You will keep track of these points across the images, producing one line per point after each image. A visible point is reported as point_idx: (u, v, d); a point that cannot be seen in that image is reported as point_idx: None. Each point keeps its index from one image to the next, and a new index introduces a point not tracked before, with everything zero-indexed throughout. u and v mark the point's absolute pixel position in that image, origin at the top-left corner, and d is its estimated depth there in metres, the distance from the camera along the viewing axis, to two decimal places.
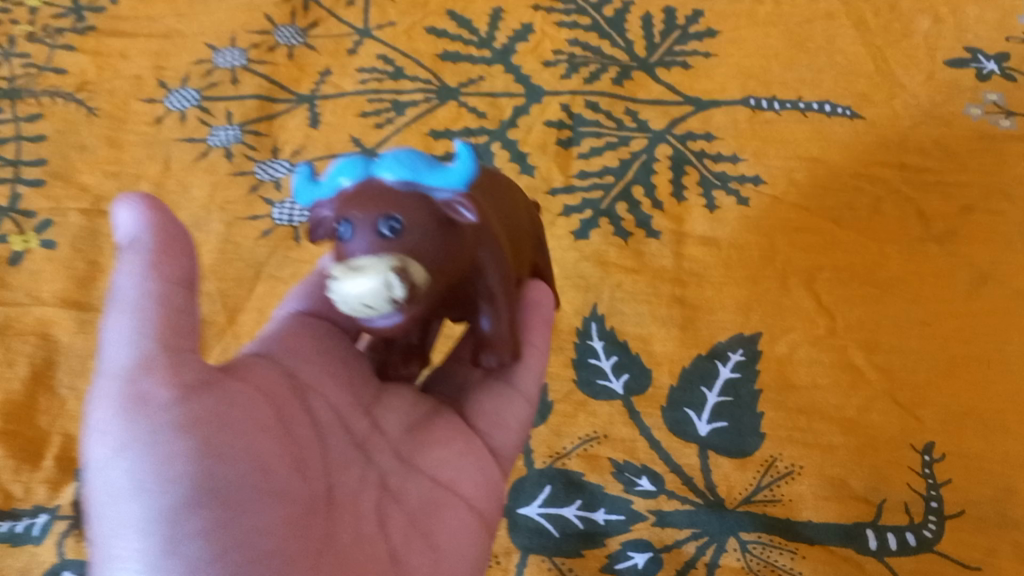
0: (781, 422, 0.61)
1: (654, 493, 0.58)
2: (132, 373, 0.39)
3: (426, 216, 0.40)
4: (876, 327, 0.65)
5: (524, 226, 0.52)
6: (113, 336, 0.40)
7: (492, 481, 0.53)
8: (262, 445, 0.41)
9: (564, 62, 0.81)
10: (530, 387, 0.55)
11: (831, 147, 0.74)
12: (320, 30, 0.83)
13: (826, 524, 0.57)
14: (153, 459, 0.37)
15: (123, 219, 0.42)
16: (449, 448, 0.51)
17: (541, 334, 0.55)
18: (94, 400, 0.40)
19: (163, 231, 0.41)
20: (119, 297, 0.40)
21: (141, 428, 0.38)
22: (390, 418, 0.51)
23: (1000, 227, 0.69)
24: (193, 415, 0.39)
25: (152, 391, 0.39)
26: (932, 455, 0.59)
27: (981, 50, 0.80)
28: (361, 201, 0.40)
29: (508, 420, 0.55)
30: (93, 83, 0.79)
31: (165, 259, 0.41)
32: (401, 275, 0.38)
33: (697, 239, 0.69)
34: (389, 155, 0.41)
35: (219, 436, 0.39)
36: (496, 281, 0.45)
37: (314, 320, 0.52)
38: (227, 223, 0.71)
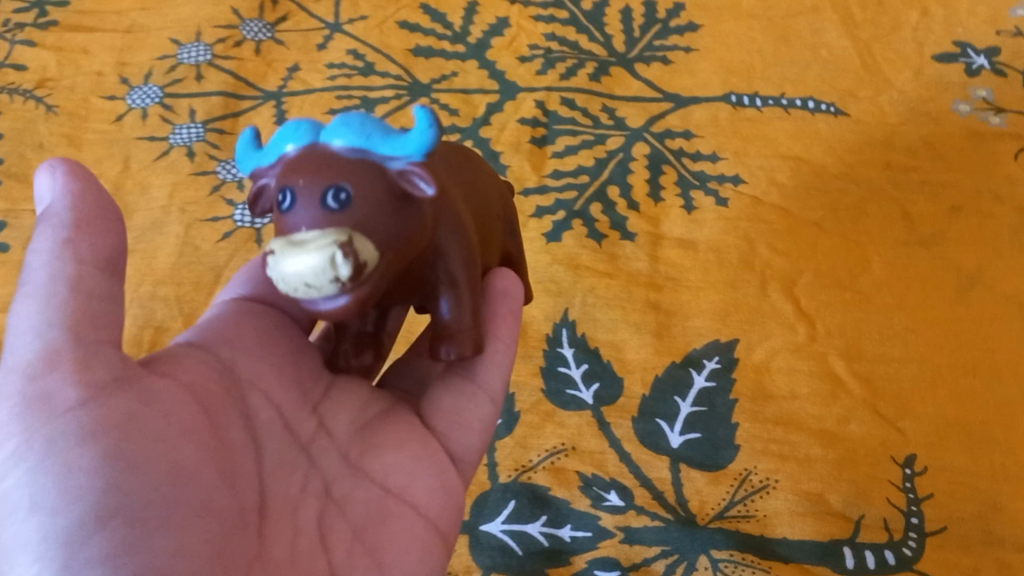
0: (756, 434, 0.58)
1: (622, 509, 0.56)
2: (35, 367, 0.35)
3: (378, 187, 0.36)
4: (857, 334, 0.63)
5: (492, 209, 0.48)
6: (18, 324, 0.37)
7: (451, 490, 0.47)
8: (184, 451, 0.37)
9: (540, 57, 0.80)
10: (495, 383, 0.50)
11: (815, 146, 0.73)
12: (290, 23, 0.83)
13: (802, 542, 0.54)
14: (50, 468, 0.33)
15: (45, 190, 0.40)
16: (401, 451, 0.46)
17: (509, 324, 0.50)
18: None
19: (83, 205, 0.39)
20: (29, 281, 0.37)
21: (42, 432, 0.34)
22: (339, 417, 0.46)
23: (988, 229, 0.68)
24: (102, 419, 0.35)
25: (58, 390, 0.35)
26: (913, 468, 0.57)
27: (970, 44, 0.79)
28: (304, 168, 0.36)
29: (470, 420, 0.49)
30: (53, 79, 0.78)
31: (82, 236, 0.38)
32: (346, 250, 0.34)
33: (674, 241, 0.67)
34: (339, 119, 0.38)
35: (131, 443, 0.35)
36: (458, 266, 0.41)
37: (259, 307, 0.48)
38: (187, 225, 0.69)
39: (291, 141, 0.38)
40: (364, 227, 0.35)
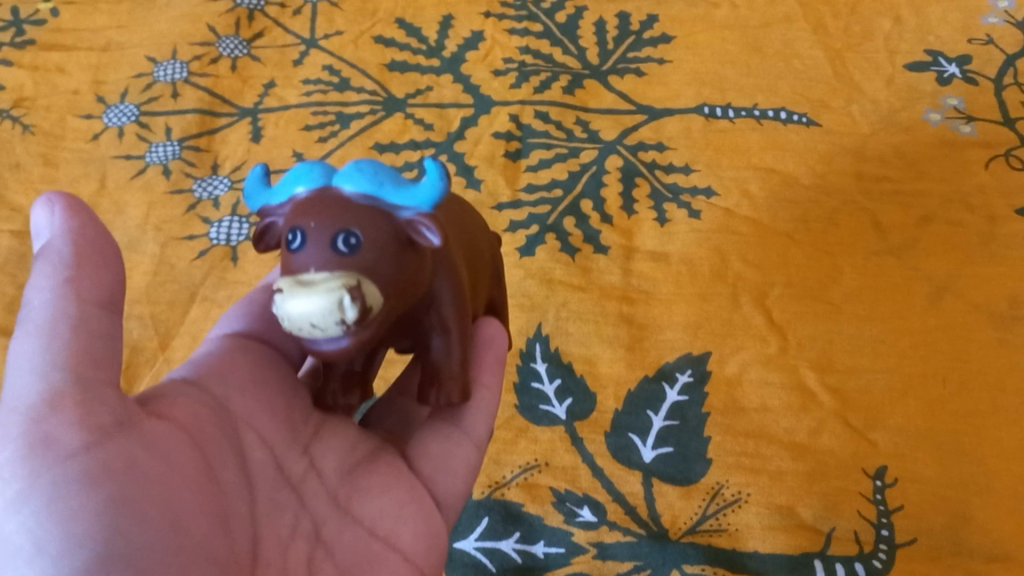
0: (728, 447, 0.59)
1: (595, 524, 0.57)
2: (36, 410, 0.34)
3: (386, 233, 0.36)
4: (828, 344, 0.63)
5: (484, 256, 0.48)
6: (17, 363, 0.35)
7: (436, 533, 0.47)
8: (184, 497, 0.37)
9: (515, 70, 0.81)
10: (479, 430, 0.51)
11: (787, 156, 0.74)
12: (265, 39, 0.84)
13: (772, 555, 0.55)
14: (53, 514, 0.33)
15: (43, 223, 0.39)
16: (389, 494, 0.46)
17: (494, 370, 0.51)
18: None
19: (83, 241, 0.38)
20: (29, 318, 0.36)
21: (45, 476, 0.33)
22: (329, 458, 0.46)
23: (959, 237, 0.68)
24: (105, 463, 0.34)
25: (61, 435, 0.34)
26: (884, 480, 0.57)
27: (942, 53, 0.80)
28: (314, 211, 0.36)
29: (457, 463, 0.49)
30: (29, 99, 0.80)
31: (82, 275, 0.37)
32: (354, 293, 0.34)
33: (647, 254, 0.69)
34: (352, 166, 0.38)
35: (134, 488, 0.35)
36: (451, 313, 0.41)
37: (252, 344, 0.48)
38: (162, 245, 0.70)
39: (302, 183, 0.38)
40: (370, 272, 0.35)
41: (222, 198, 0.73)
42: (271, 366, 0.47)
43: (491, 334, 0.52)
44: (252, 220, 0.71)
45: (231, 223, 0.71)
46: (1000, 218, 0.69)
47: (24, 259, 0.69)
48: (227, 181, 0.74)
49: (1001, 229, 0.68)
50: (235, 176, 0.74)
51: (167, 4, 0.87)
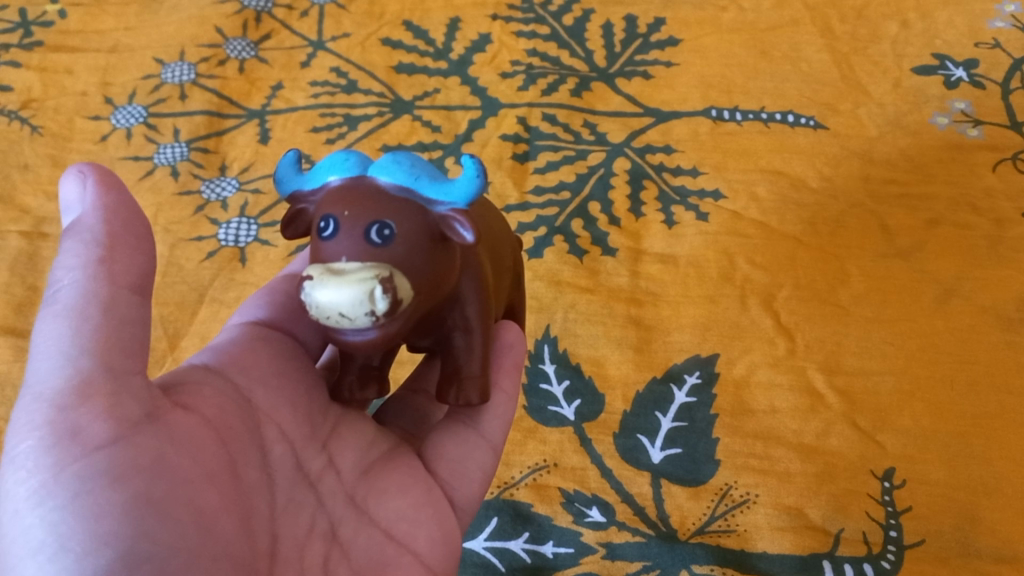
0: (736, 448, 0.59)
1: (603, 525, 0.57)
2: (65, 398, 0.34)
3: (419, 227, 0.37)
4: (837, 347, 0.63)
5: (507, 260, 0.49)
6: (43, 347, 0.36)
7: (451, 537, 0.47)
8: (210, 495, 0.37)
9: (522, 73, 0.82)
10: (495, 435, 0.51)
11: (794, 159, 0.74)
12: (273, 41, 0.85)
13: (782, 556, 0.55)
14: (77, 509, 0.33)
15: (75, 199, 0.39)
16: (407, 496, 0.46)
17: (512, 376, 0.52)
18: (12, 424, 0.35)
19: (115, 220, 0.38)
20: (57, 300, 0.36)
21: (71, 469, 0.33)
22: (347, 456, 0.46)
23: (966, 239, 0.68)
24: (131, 457, 0.35)
25: (89, 424, 0.34)
26: (892, 481, 0.57)
27: (948, 57, 0.80)
28: (350, 201, 0.37)
29: (473, 467, 0.50)
30: (37, 100, 0.80)
31: (114, 256, 0.37)
32: (387, 286, 0.34)
33: (655, 256, 0.69)
34: (389, 158, 0.38)
35: (160, 486, 0.35)
36: (473, 312, 0.42)
37: (273, 334, 0.48)
38: (171, 245, 0.70)
39: (335, 173, 0.38)
40: (403, 266, 0.36)
41: (231, 199, 0.73)
42: (293, 357, 0.47)
43: (511, 336, 0.52)
44: (260, 222, 0.71)
45: (240, 224, 0.71)
46: (1006, 221, 0.69)
47: (32, 260, 0.69)
48: (235, 182, 0.74)
49: (1008, 232, 0.68)
50: (243, 178, 0.74)
51: (176, 7, 0.88)
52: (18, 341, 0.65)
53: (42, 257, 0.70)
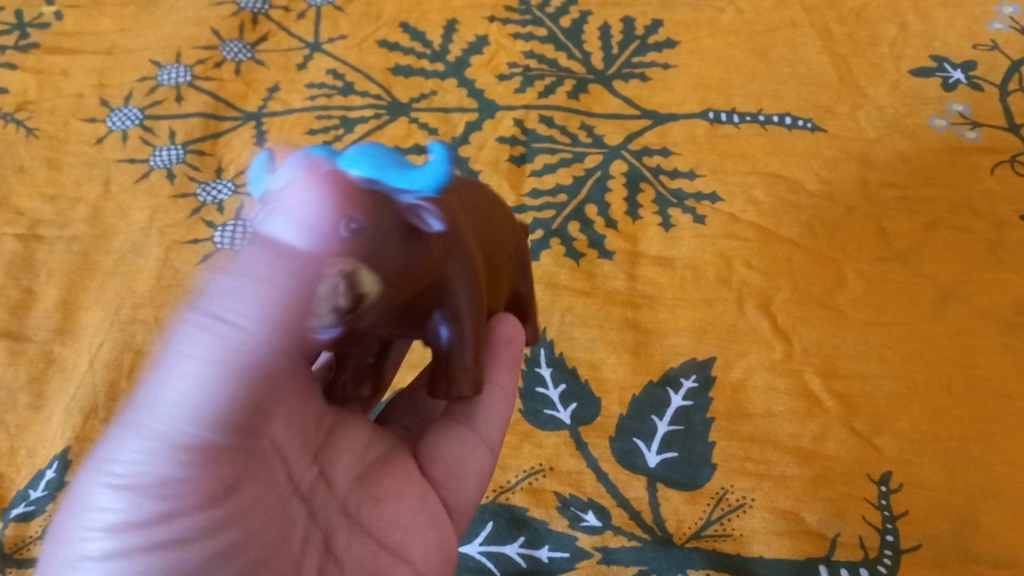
0: (733, 452, 0.59)
1: (599, 529, 0.57)
2: (191, 442, 0.36)
3: (386, 218, 0.36)
4: (833, 350, 0.63)
5: (505, 248, 0.47)
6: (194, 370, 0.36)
7: (447, 542, 0.47)
8: (273, 545, 0.40)
9: (519, 75, 0.82)
10: (491, 434, 0.51)
11: (791, 161, 0.74)
12: (270, 43, 0.85)
13: (778, 560, 0.55)
14: (167, 552, 0.34)
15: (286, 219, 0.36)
16: (401, 503, 0.46)
17: (506, 371, 0.51)
18: (125, 428, 0.36)
19: None
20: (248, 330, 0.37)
21: (172, 514, 0.35)
22: (340, 463, 0.46)
23: (965, 243, 0.68)
24: (225, 509, 0.37)
25: (206, 474, 0.36)
26: (889, 485, 0.57)
27: (947, 59, 0.80)
28: (313, 194, 0.36)
29: (468, 467, 0.49)
30: (32, 102, 0.80)
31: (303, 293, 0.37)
32: (350, 280, 0.35)
33: (651, 259, 0.69)
34: (355, 151, 0.38)
35: (236, 537, 0.38)
36: (465, 304, 0.41)
37: None
38: (166, 248, 0.70)
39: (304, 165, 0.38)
40: (374, 259, 0.36)
41: (227, 202, 0.73)
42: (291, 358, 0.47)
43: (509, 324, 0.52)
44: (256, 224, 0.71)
45: (235, 227, 0.71)
46: (1005, 224, 0.69)
47: (28, 263, 0.70)
48: (230, 184, 0.74)
49: (1007, 235, 0.68)
50: (239, 180, 0.74)
51: (173, 8, 0.88)
52: (13, 345, 0.66)
53: (37, 260, 0.70)
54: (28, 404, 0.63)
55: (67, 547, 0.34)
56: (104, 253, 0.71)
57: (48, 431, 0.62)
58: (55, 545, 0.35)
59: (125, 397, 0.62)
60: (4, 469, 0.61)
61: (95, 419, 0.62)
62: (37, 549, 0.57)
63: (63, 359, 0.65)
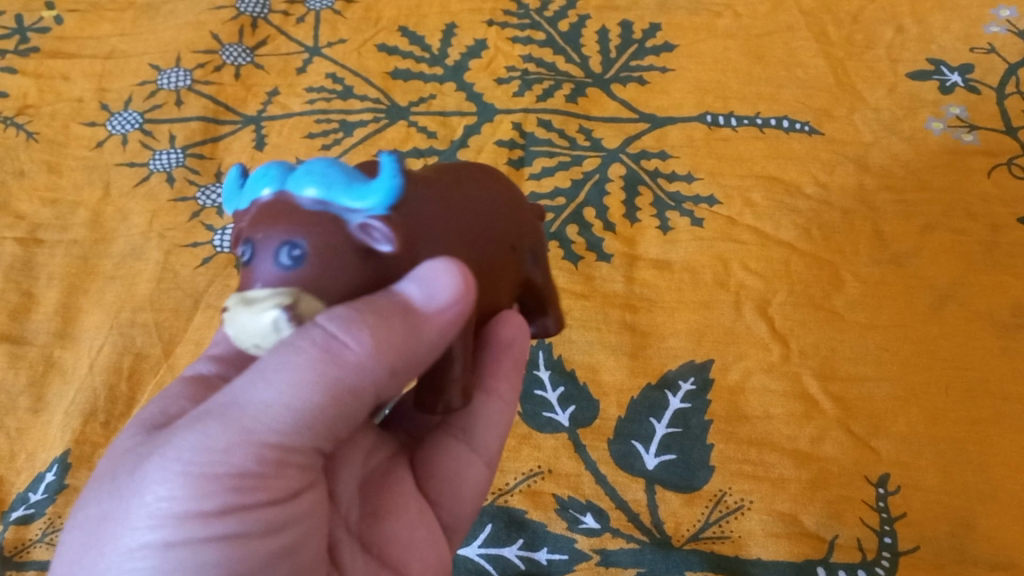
0: (731, 454, 0.60)
1: (597, 531, 0.57)
2: (266, 451, 0.37)
3: (332, 241, 0.36)
4: (830, 353, 0.63)
5: (510, 240, 0.43)
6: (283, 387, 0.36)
7: (442, 558, 0.50)
8: (315, 549, 0.42)
9: (518, 78, 0.82)
10: (489, 450, 0.53)
11: (788, 164, 0.74)
12: (269, 47, 0.85)
13: (775, 562, 0.55)
14: (224, 553, 0.37)
15: (425, 292, 0.37)
16: (400, 520, 0.49)
17: (507, 379, 0.53)
18: (200, 426, 0.37)
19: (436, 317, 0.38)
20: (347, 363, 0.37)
21: (228, 518, 0.37)
22: (345, 478, 0.48)
23: (961, 245, 0.68)
24: (282, 513, 0.39)
25: (268, 482, 0.38)
26: (887, 488, 0.58)
27: (944, 62, 0.80)
28: (266, 221, 0.37)
29: (467, 481, 0.52)
30: (32, 106, 0.80)
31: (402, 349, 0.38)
32: (289, 314, 0.35)
33: (649, 262, 0.69)
34: (306, 168, 0.37)
35: (287, 540, 0.40)
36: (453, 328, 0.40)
37: None
38: (166, 251, 0.70)
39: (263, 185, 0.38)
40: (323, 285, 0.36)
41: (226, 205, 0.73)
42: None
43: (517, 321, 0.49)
44: None
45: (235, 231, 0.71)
46: (1002, 227, 0.69)
47: (28, 267, 0.70)
48: None
49: (1003, 237, 0.69)
50: None
51: (172, 13, 0.88)
52: (13, 349, 0.66)
53: (37, 263, 0.70)
54: (28, 408, 0.64)
55: (121, 535, 0.37)
56: (104, 257, 0.71)
57: (48, 435, 0.62)
58: (107, 532, 0.38)
59: (125, 401, 0.63)
60: (5, 472, 0.61)
61: (94, 422, 0.62)
62: (37, 552, 0.58)
63: (62, 363, 0.65)
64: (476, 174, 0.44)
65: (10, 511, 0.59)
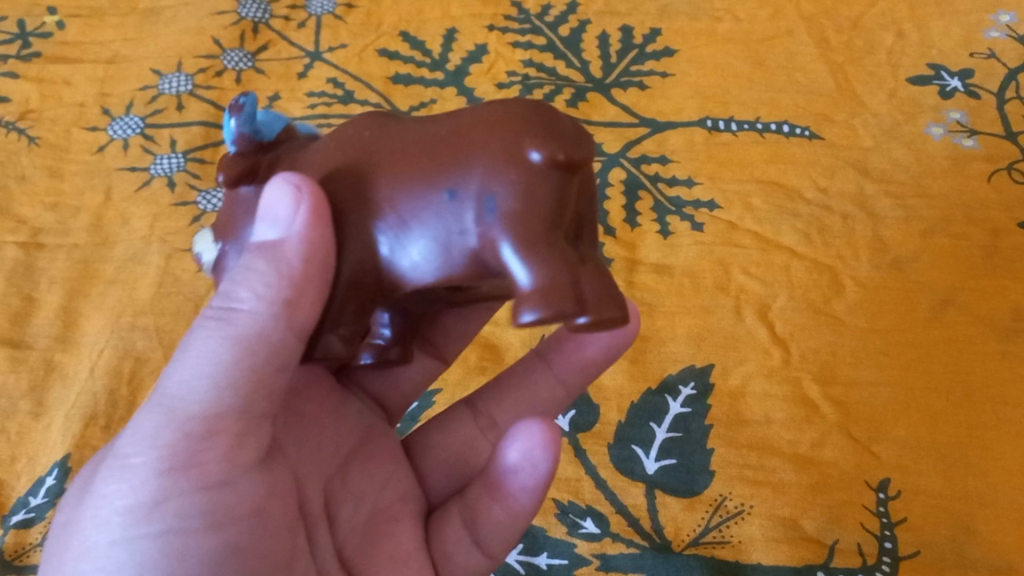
0: (731, 459, 0.60)
1: (597, 536, 0.57)
2: (192, 427, 0.40)
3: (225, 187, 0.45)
4: (831, 357, 0.64)
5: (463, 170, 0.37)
6: (203, 361, 0.40)
7: None
8: (274, 546, 0.44)
9: (518, 83, 0.82)
10: (491, 541, 0.54)
11: (788, 169, 0.74)
12: (271, 52, 0.85)
13: (775, 567, 0.55)
14: (166, 543, 0.39)
15: (281, 212, 0.39)
16: (392, 564, 0.51)
17: (521, 498, 0.51)
18: (133, 423, 0.41)
19: (313, 261, 0.39)
20: (239, 324, 0.41)
21: (167, 504, 0.39)
22: (345, 508, 0.52)
23: (961, 250, 0.69)
24: (228, 502, 0.41)
25: (204, 465, 0.40)
26: (887, 493, 0.58)
27: (944, 67, 0.80)
28: None
29: (459, 563, 0.54)
30: (35, 111, 0.81)
31: (297, 303, 0.40)
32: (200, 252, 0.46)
33: (650, 266, 0.69)
34: None
35: (240, 534, 0.42)
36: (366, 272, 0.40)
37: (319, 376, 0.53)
38: (167, 256, 0.71)
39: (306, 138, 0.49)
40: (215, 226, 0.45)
41: None
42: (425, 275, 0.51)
43: (530, 442, 0.49)
44: None
45: None
46: (1001, 231, 0.69)
47: (29, 271, 0.70)
48: None
49: (1004, 242, 0.69)
50: None
51: (173, 18, 0.88)
52: (14, 352, 0.66)
53: (39, 268, 0.71)
54: (29, 411, 0.64)
55: (76, 541, 0.40)
56: (105, 261, 0.71)
57: (49, 439, 0.62)
58: (66, 539, 0.41)
59: (125, 405, 0.63)
60: (5, 476, 0.61)
61: (95, 426, 0.62)
62: (37, 556, 0.58)
63: (63, 366, 0.66)
64: (493, 121, 0.37)
65: (11, 514, 0.60)
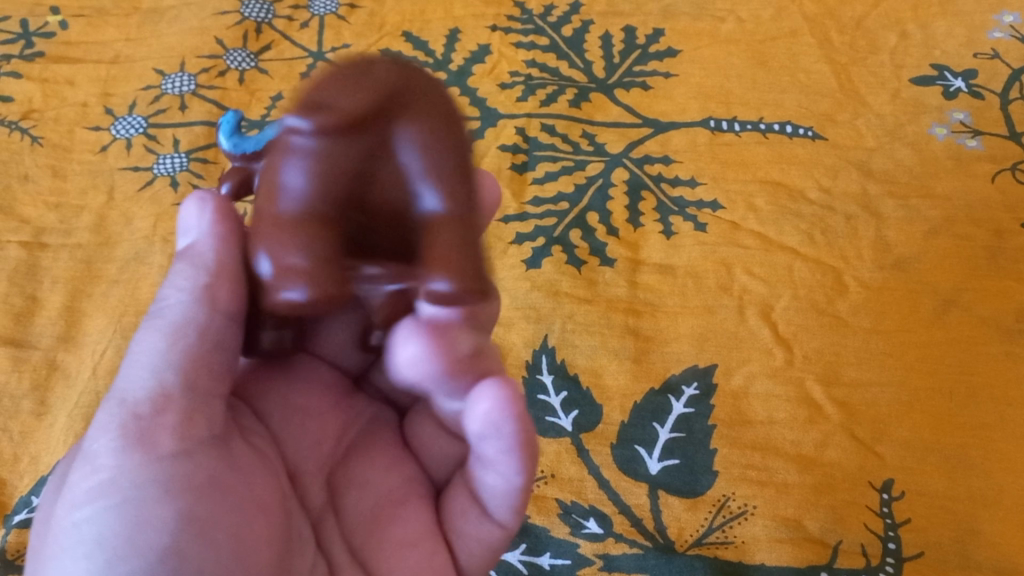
0: (735, 459, 0.59)
1: (601, 536, 0.57)
2: (139, 408, 0.41)
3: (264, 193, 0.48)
4: (834, 358, 0.63)
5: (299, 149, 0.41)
6: (144, 352, 0.43)
7: None
8: (250, 520, 0.43)
9: (521, 84, 0.82)
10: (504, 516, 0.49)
11: (792, 169, 0.74)
12: (274, 52, 0.85)
13: (779, 568, 0.55)
14: (124, 514, 0.39)
15: (194, 222, 0.47)
16: (393, 548, 0.50)
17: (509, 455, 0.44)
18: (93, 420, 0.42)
19: (223, 250, 0.45)
20: (165, 315, 0.44)
21: (117, 479, 0.40)
22: (352, 496, 0.51)
23: (965, 251, 0.68)
24: (192, 473, 0.41)
25: (159, 439, 0.41)
26: (891, 493, 0.57)
27: (947, 67, 0.80)
28: None
29: (475, 537, 0.50)
30: (37, 110, 0.80)
31: (218, 283, 0.44)
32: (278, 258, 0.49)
33: (652, 266, 0.69)
34: None
35: (202, 506, 0.41)
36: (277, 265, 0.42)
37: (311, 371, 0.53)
38: (170, 255, 0.71)
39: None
40: None
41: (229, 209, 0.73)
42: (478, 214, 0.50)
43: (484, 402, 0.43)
44: None
45: None
46: (1005, 232, 0.69)
47: (32, 271, 0.70)
48: None
49: (1008, 242, 0.69)
50: None
51: (176, 18, 0.88)
52: (16, 352, 0.66)
53: (41, 268, 0.71)
54: (31, 411, 0.64)
55: (50, 536, 0.40)
56: (107, 261, 0.71)
57: (51, 439, 0.62)
58: (42, 537, 0.41)
59: None
60: (6, 475, 0.61)
61: None
62: None
63: (65, 366, 0.66)
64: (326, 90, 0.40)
65: (13, 514, 0.59)
